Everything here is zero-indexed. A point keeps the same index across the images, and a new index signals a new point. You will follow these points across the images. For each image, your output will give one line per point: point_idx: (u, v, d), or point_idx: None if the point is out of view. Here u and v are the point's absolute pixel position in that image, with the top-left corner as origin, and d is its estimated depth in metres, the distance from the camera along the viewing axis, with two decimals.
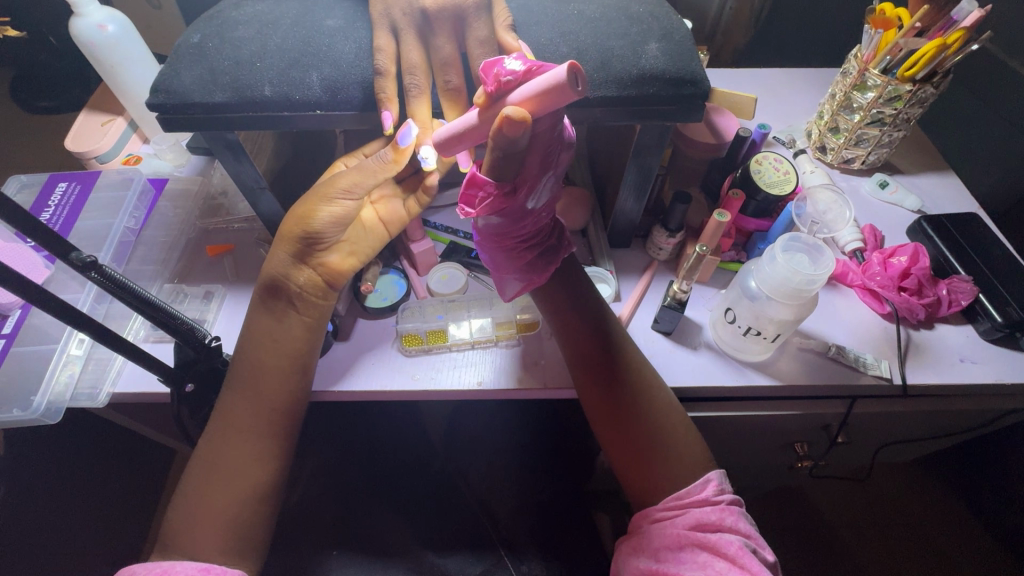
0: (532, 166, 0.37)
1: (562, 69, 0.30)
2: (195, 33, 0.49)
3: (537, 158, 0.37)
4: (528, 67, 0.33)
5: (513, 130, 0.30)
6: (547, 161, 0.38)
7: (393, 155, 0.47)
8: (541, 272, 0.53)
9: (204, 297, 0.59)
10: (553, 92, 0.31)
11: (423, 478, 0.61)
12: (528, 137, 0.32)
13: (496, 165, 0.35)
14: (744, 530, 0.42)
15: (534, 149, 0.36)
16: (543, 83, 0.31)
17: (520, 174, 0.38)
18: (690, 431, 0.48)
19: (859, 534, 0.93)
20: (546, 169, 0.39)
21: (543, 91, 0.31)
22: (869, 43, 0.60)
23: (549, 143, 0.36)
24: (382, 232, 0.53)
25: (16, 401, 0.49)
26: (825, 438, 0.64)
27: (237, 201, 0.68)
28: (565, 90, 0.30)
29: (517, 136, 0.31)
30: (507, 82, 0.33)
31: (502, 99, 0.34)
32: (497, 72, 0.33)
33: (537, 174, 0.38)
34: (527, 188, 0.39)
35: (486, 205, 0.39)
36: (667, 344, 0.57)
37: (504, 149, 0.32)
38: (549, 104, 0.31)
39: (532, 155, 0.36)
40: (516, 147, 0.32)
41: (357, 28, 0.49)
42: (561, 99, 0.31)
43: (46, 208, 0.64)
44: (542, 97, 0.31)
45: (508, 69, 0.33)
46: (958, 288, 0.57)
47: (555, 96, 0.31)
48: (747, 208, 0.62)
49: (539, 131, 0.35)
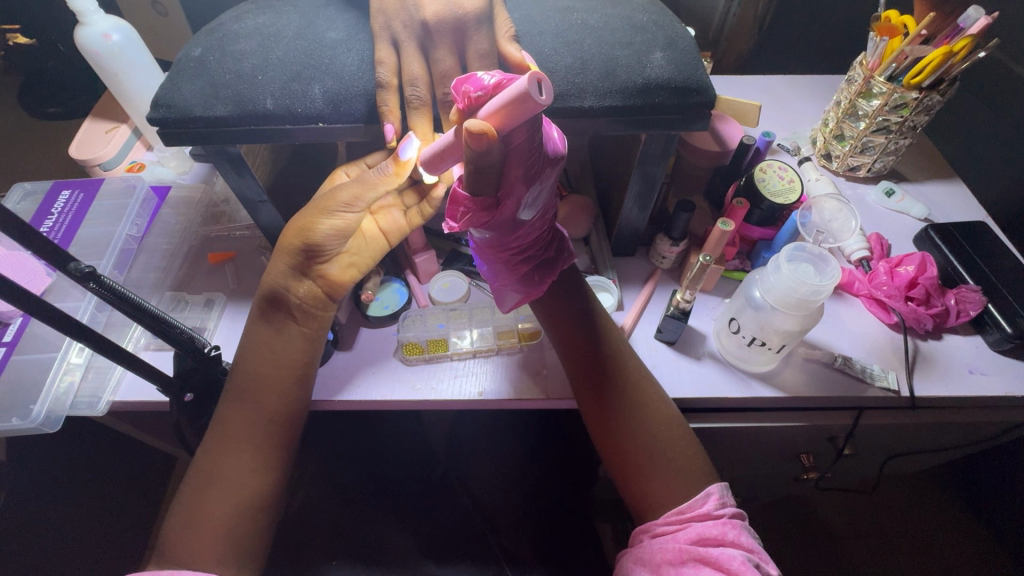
0: (515, 177, 0.36)
1: (525, 79, 0.29)
2: (197, 47, 0.49)
3: (520, 171, 0.36)
4: (499, 80, 0.31)
5: (478, 146, 0.30)
6: (533, 173, 0.37)
7: (394, 168, 0.46)
8: (539, 284, 0.52)
9: (205, 305, 0.60)
10: (520, 104, 0.29)
11: (424, 489, 0.61)
12: (495, 151, 0.31)
13: (472, 183, 0.34)
14: (747, 544, 0.41)
15: (514, 161, 0.35)
16: (507, 96, 0.29)
17: (505, 185, 0.37)
18: (692, 442, 0.47)
19: (865, 544, 0.92)
20: (533, 181, 0.38)
21: (508, 103, 0.30)
22: (875, 51, 0.59)
23: (531, 154, 0.35)
24: (383, 241, 0.52)
25: (15, 409, 0.49)
26: (831, 450, 0.63)
27: (238, 209, 0.68)
28: (528, 99, 0.29)
29: (483, 152, 0.30)
30: (478, 98, 0.32)
31: (475, 115, 0.32)
32: (468, 89, 0.32)
33: (524, 186, 0.37)
34: (515, 200, 0.38)
35: (470, 219, 0.39)
36: (670, 354, 0.57)
37: (475, 165, 0.32)
38: (516, 116, 0.30)
39: (512, 168, 0.35)
40: (488, 161, 0.31)
41: (359, 41, 0.49)
42: (529, 110, 0.30)
43: (49, 215, 0.64)
44: (506, 110, 0.30)
45: (479, 84, 0.31)
46: (966, 298, 0.56)
47: (520, 108, 0.30)
48: (751, 216, 0.61)
49: (516, 144, 0.34)
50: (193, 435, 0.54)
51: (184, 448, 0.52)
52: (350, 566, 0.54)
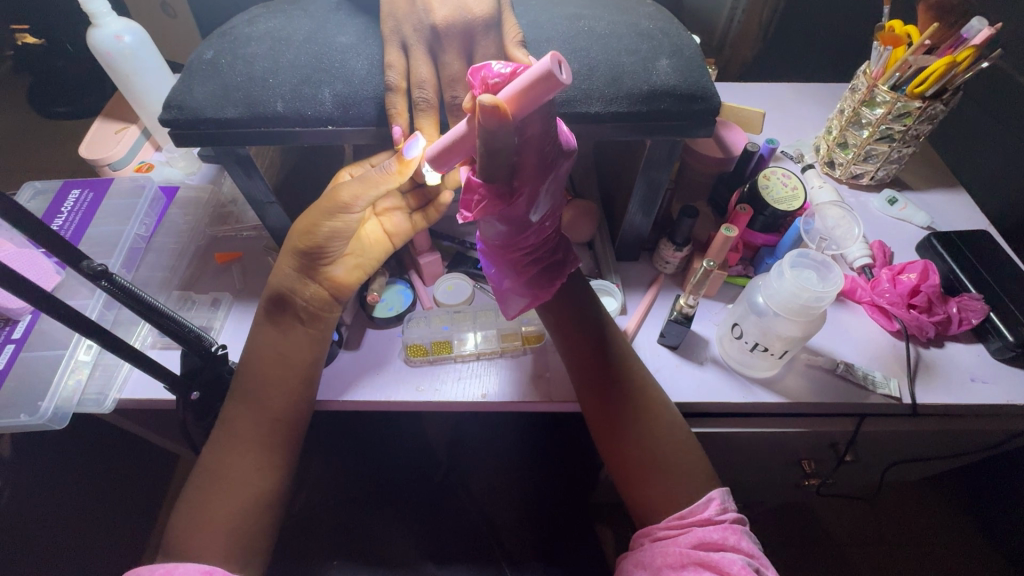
0: (528, 169, 0.37)
1: (546, 60, 0.29)
2: (209, 50, 0.50)
3: (533, 158, 0.36)
4: (515, 67, 0.32)
5: (490, 121, 0.30)
6: (546, 165, 0.38)
7: (397, 166, 0.46)
8: (545, 288, 0.52)
9: (211, 305, 0.60)
10: (537, 84, 0.29)
11: (426, 490, 0.61)
12: (507, 130, 0.31)
13: (484, 168, 0.34)
14: (748, 550, 0.41)
15: (528, 148, 0.35)
16: (526, 77, 0.29)
17: (518, 177, 0.38)
18: (695, 447, 0.47)
19: (865, 552, 0.92)
20: (546, 175, 0.38)
21: (527, 84, 0.29)
22: (878, 60, 0.60)
23: (544, 143, 0.36)
24: (387, 244, 0.53)
25: (23, 406, 0.49)
26: (833, 456, 0.63)
27: (246, 210, 0.69)
28: (547, 78, 0.29)
29: (495, 129, 0.30)
30: (494, 85, 0.32)
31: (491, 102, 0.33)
32: (485, 77, 0.32)
33: (537, 179, 0.38)
34: (527, 194, 0.39)
35: (483, 208, 0.39)
36: (673, 359, 0.57)
37: (487, 144, 0.32)
38: (533, 96, 0.30)
39: (526, 155, 0.36)
40: (499, 140, 0.31)
41: (369, 45, 0.49)
42: (546, 91, 0.30)
43: (59, 214, 0.64)
44: (524, 91, 0.30)
45: (495, 71, 0.32)
46: (969, 306, 0.56)
47: (539, 88, 0.30)
48: (755, 222, 0.61)
49: (530, 132, 0.34)
50: (198, 434, 0.54)
51: (189, 446, 0.53)
52: (351, 566, 0.54)
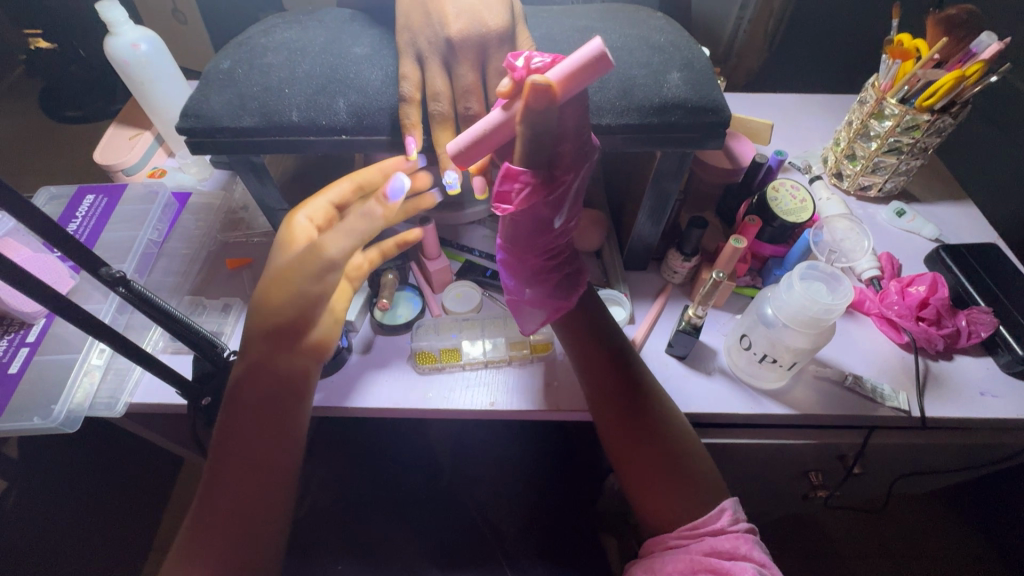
0: (567, 159, 0.37)
1: (594, 45, 0.31)
2: (225, 59, 0.51)
3: (571, 146, 0.37)
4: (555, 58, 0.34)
5: (540, 97, 0.30)
6: (579, 159, 0.39)
7: (382, 210, 0.44)
8: (559, 303, 0.53)
9: (222, 310, 0.61)
10: (586, 66, 0.31)
11: (432, 496, 0.61)
12: (554, 110, 0.31)
13: (528, 150, 0.35)
14: (759, 559, 0.41)
15: (568, 138, 0.36)
16: (575, 58, 0.31)
17: (556, 167, 0.38)
18: (705, 459, 0.47)
19: (872, 564, 0.91)
20: (579, 168, 0.39)
21: (576, 65, 0.31)
22: (887, 73, 0.61)
23: (580, 134, 0.37)
24: (349, 287, 0.54)
25: (36, 409, 0.50)
26: (841, 468, 0.63)
27: (257, 217, 0.69)
28: (595, 60, 0.30)
29: (543, 107, 0.31)
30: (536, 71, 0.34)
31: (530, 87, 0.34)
32: (525, 63, 0.34)
33: (571, 172, 0.39)
34: (561, 187, 0.40)
35: (522, 198, 0.38)
36: (681, 369, 0.57)
37: (534, 123, 0.32)
38: (580, 78, 0.31)
39: (565, 144, 0.36)
40: (547, 119, 0.32)
41: (383, 56, 0.50)
42: (595, 73, 0.31)
43: (74, 218, 0.65)
44: (572, 72, 0.31)
45: (536, 60, 0.34)
46: (977, 319, 0.56)
47: (587, 71, 0.31)
48: (763, 233, 0.62)
49: (570, 121, 0.35)
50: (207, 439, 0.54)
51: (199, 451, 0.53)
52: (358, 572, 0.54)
